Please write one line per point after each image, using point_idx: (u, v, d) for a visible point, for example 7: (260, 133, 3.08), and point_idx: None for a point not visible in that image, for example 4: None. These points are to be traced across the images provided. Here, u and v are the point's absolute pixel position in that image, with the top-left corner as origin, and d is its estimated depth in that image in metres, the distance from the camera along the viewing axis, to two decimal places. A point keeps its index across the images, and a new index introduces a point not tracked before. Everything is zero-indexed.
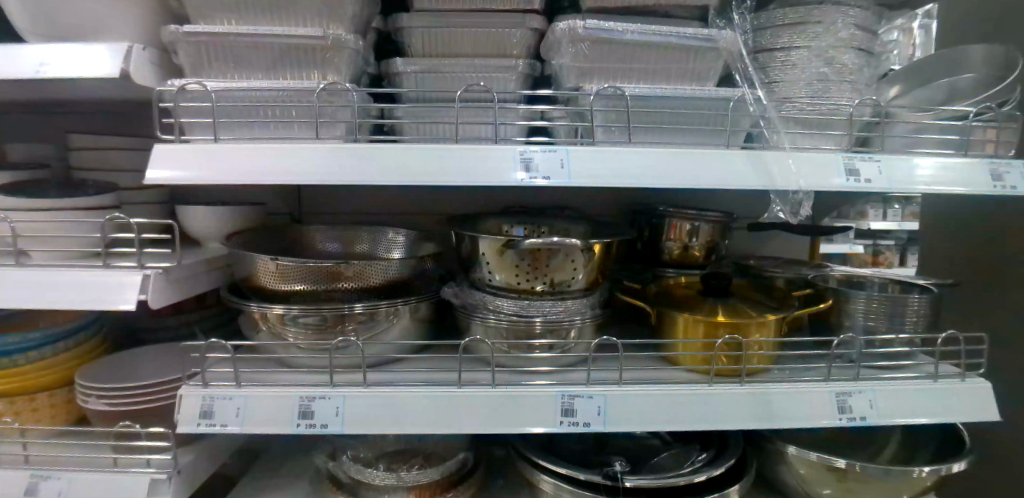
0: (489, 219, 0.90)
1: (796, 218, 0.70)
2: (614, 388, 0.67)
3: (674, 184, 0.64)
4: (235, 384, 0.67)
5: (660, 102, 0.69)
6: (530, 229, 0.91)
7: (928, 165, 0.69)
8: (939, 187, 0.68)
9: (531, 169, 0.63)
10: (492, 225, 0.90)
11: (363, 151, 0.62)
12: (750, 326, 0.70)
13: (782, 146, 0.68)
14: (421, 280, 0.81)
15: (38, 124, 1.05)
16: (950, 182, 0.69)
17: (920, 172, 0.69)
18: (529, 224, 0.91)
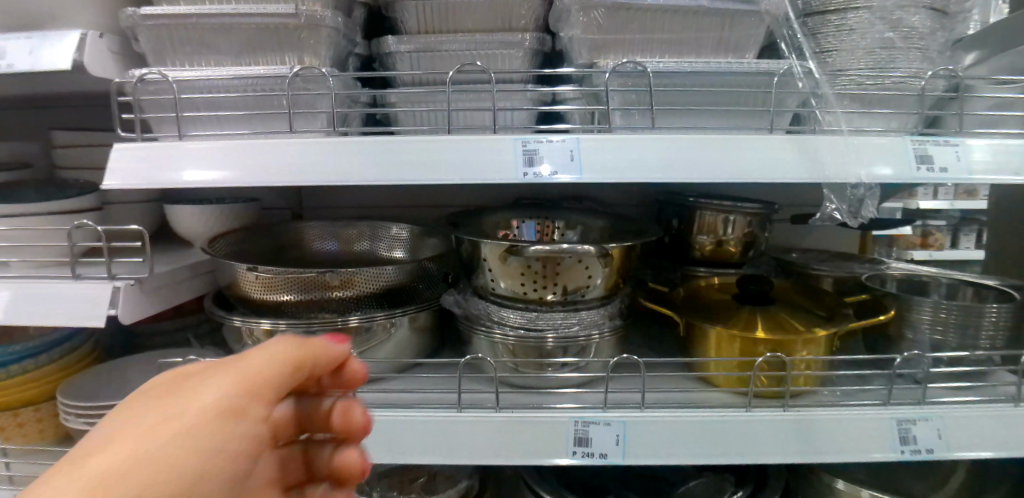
0: (495, 214, 0.81)
1: (856, 220, 0.58)
2: (635, 414, 0.59)
3: (704, 179, 0.54)
4: None
5: (690, 79, 0.58)
6: (543, 225, 0.81)
7: (981, 147, 0.57)
8: (992, 178, 0.56)
9: (535, 163, 0.53)
10: (500, 219, 0.81)
11: (342, 147, 0.54)
12: (796, 342, 0.60)
13: (838, 128, 0.57)
14: (424, 286, 0.73)
15: (34, 120, 1.01)
16: (1008, 170, 0.56)
17: (972, 155, 0.57)
18: (542, 219, 0.81)
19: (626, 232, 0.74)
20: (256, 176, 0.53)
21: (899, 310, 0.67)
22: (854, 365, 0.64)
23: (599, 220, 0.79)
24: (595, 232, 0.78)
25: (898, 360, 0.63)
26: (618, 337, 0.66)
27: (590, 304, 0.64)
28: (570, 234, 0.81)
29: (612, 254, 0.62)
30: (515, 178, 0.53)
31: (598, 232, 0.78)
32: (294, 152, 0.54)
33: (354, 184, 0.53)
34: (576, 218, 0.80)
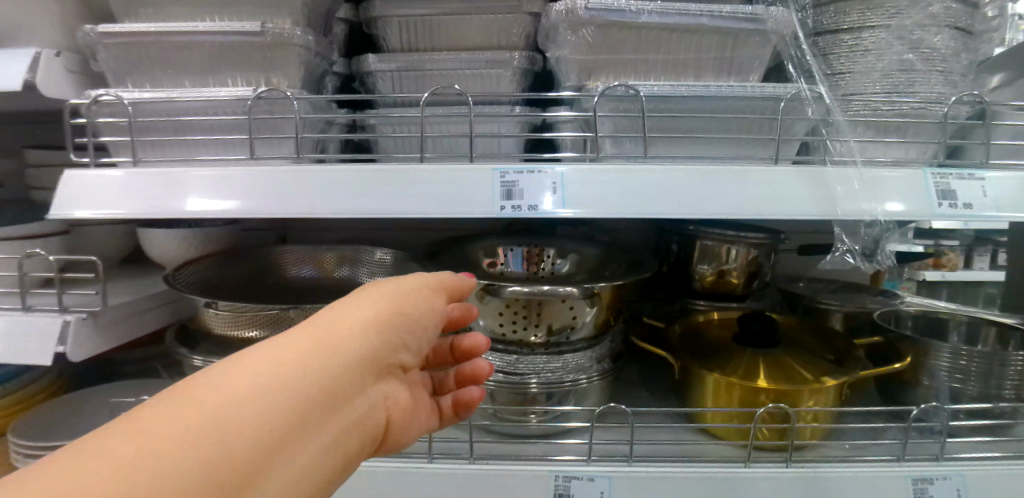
0: (482, 243, 0.74)
1: (870, 265, 0.54)
2: (622, 467, 0.53)
3: (700, 214, 0.49)
4: None
5: (688, 104, 0.53)
6: (536, 255, 0.75)
7: (1002, 178, 0.51)
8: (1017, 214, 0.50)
9: (514, 197, 0.49)
10: (490, 248, 0.74)
11: (307, 176, 0.49)
12: (803, 391, 0.54)
13: (853, 159, 0.51)
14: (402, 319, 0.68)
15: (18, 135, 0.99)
16: None
17: (994, 186, 0.51)
18: (536, 248, 0.75)
19: (621, 263, 0.68)
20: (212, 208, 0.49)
21: (916, 354, 0.61)
22: (859, 414, 0.59)
23: (593, 248, 0.73)
24: (589, 262, 0.72)
25: (916, 412, 0.57)
26: (605, 379, 0.61)
27: (575, 347, 0.59)
28: (563, 265, 0.74)
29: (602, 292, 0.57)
30: (491, 212, 0.48)
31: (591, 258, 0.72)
32: (251, 182, 0.49)
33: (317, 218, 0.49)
34: (570, 246, 0.74)
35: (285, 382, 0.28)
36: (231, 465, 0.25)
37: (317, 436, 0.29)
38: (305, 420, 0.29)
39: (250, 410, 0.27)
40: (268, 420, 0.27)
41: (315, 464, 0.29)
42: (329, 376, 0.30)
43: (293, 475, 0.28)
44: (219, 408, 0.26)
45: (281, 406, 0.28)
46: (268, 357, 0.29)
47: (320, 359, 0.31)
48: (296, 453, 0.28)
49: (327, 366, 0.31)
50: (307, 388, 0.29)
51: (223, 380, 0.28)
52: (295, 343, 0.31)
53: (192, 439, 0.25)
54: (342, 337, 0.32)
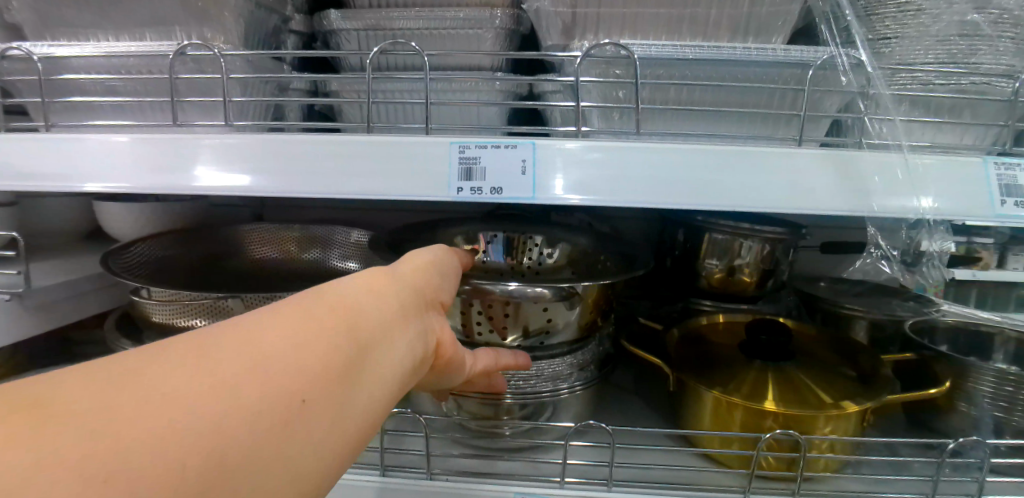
0: (459, 229, 0.65)
1: (901, 276, 0.45)
2: (599, 492, 0.46)
3: (699, 205, 0.40)
4: None
5: (694, 70, 0.44)
6: (519, 246, 0.66)
7: None
8: None
9: (475, 177, 0.41)
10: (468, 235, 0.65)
11: (232, 146, 0.43)
12: (818, 417, 0.46)
13: (895, 142, 0.42)
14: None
15: None
16: None
17: None
18: (521, 238, 0.67)
19: (613, 257, 0.60)
20: (132, 180, 0.43)
21: (955, 375, 0.52)
22: (886, 445, 0.50)
23: (581, 237, 0.65)
24: (580, 254, 0.64)
25: (953, 444, 0.48)
26: (587, 390, 0.53)
27: (553, 353, 0.51)
28: (551, 256, 0.66)
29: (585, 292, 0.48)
30: (446, 193, 0.40)
31: (576, 248, 0.64)
32: (169, 148, 0.44)
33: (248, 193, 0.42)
34: (558, 236, 0.65)
35: (344, 311, 0.28)
36: (308, 377, 0.24)
37: (378, 361, 0.28)
38: (366, 343, 0.28)
39: (313, 329, 0.26)
40: (335, 337, 0.26)
41: (379, 391, 0.28)
42: (381, 310, 0.30)
43: (360, 402, 0.27)
44: (279, 329, 0.25)
45: (337, 330, 0.27)
46: (324, 292, 0.29)
47: (367, 296, 0.30)
48: (361, 383, 0.27)
49: (373, 303, 0.30)
50: (358, 317, 0.28)
51: (297, 302, 0.27)
52: (359, 287, 0.30)
53: (260, 354, 0.23)
54: (378, 282, 0.32)
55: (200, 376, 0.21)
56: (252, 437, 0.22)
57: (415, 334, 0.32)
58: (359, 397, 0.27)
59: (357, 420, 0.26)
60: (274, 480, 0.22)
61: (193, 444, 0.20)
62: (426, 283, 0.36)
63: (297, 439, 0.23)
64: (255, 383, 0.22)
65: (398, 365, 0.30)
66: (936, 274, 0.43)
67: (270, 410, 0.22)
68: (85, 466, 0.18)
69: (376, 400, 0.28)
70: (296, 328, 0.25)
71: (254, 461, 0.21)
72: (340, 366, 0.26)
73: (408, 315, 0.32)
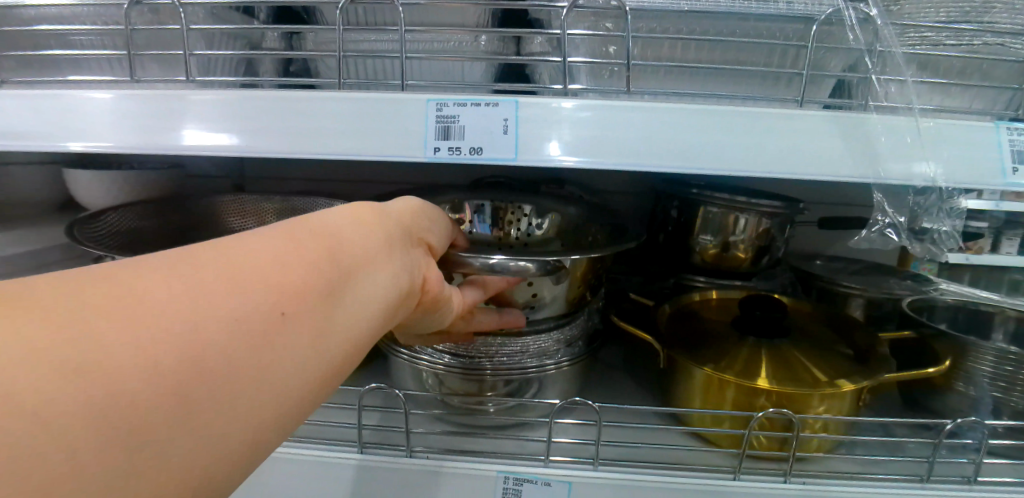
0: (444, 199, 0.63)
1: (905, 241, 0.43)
2: (584, 470, 0.44)
3: (691, 168, 0.38)
4: None
5: (690, 24, 0.41)
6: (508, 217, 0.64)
7: None
8: None
9: (452, 137, 0.38)
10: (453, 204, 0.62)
11: (192, 102, 0.40)
12: (812, 396, 0.44)
13: (902, 104, 0.39)
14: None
15: None
16: None
17: None
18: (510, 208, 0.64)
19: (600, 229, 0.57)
20: (87, 139, 0.40)
21: (954, 354, 0.50)
22: (881, 425, 0.49)
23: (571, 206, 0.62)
24: (570, 228, 0.61)
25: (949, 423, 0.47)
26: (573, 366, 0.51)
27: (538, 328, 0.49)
28: (538, 229, 0.63)
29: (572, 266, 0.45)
30: (423, 154, 0.38)
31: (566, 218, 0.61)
32: (126, 103, 0.41)
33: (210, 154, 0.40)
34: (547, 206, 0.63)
35: (328, 238, 0.27)
36: (288, 296, 0.23)
37: (364, 289, 0.27)
38: (350, 270, 0.26)
39: (294, 252, 0.24)
40: (317, 260, 0.25)
41: (364, 319, 0.27)
42: (367, 239, 0.29)
43: (343, 326, 0.25)
44: (257, 250, 0.23)
45: (324, 254, 0.25)
46: (307, 220, 0.27)
47: (353, 226, 0.29)
48: (345, 309, 0.25)
49: (364, 233, 0.29)
50: (345, 245, 0.27)
51: (280, 227, 0.26)
52: (345, 217, 0.29)
53: (235, 272, 0.22)
54: (368, 215, 0.30)
55: (170, 287, 0.20)
56: (228, 350, 0.20)
57: (405, 267, 0.30)
58: (345, 323, 0.25)
59: (340, 346, 0.25)
60: (251, 395, 0.21)
61: (163, 345, 0.19)
62: (418, 223, 0.34)
63: (276, 357, 0.22)
64: (232, 297, 0.21)
65: (391, 296, 0.29)
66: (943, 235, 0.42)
67: (252, 325, 0.21)
68: (55, 364, 0.17)
69: (363, 330, 0.27)
70: (278, 248, 0.24)
71: (232, 369, 0.20)
72: (322, 288, 0.24)
73: (398, 250, 0.30)
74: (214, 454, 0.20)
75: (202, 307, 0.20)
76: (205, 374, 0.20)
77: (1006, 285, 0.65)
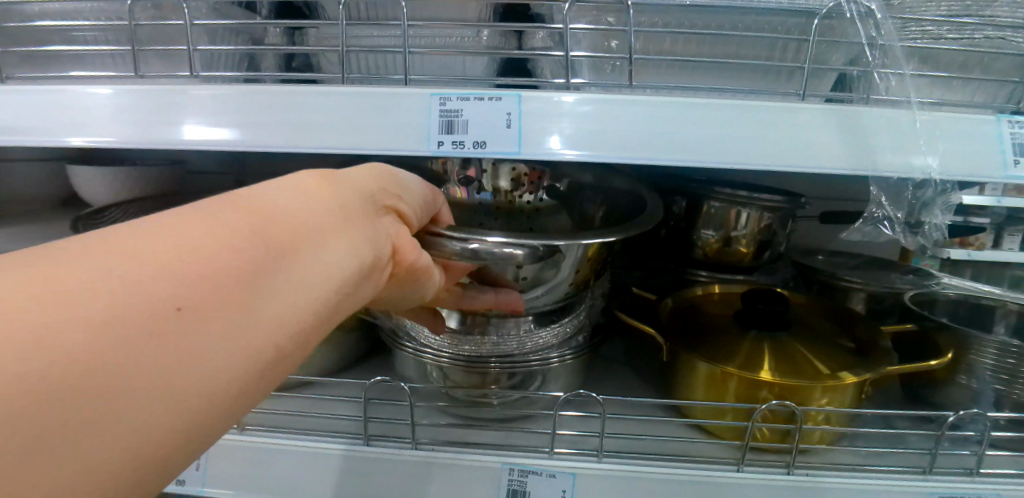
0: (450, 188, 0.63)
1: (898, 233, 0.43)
2: (587, 463, 0.45)
3: (693, 161, 0.38)
4: None
5: (692, 18, 0.41)
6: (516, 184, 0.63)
7: None
8: None
9: (455, 132, 0.38)
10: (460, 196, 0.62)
11: (192, 97, 0.41)
12: (814, 388, 0.45)
13: (903, 97, 0.39)
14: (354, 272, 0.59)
15: None
16: None
17: None
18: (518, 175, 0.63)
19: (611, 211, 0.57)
20: (92, 134, 0.41)
21: (955, 347, 0.50)
22: (882, 418, 0.49)
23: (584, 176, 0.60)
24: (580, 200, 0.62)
25: (952, 416, 0.47)
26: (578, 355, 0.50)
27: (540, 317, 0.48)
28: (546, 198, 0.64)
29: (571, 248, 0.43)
30: (427, 147, 0.38)
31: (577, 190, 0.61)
32: (132, 99, 0.41)
33: (212, 149, 0.40)
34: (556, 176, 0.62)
35: (257, 217, 0.24)
36: (198, 285, 0.21)
37: (299, 270, 0.25)
38: (279, 251, 0.24)
39: (211, 234, 0.22)
40: (239, 243, 0.23)
41: (302, 302, 0.25)
42: (306, 216, 0.26)
43: (274, 313, 0.23)
44: (169, 234, 0.21)
45: (276, 227, 0.25)
46: (239, 197, 0.25)
47: (289, 201, 0.27)
48: (273, 294, 0.23)
49: (319, 203, 0.28)
50: (277, 223, 0.25)
51: (204, 207, 0.24)
52: (281, 193, 0.27)
53: (134, 260, 0.20)
54: (323, 184, 0.29)
55: (56, 281, 0.18)
56: (134, 346, 0.19)
57: (356, 242, 0.28)
58: (289, 299, 0.24)
59: (270, 335, 0.23)
60: (159, 397, 0.19)
61: (38, 349, 0.17)
62: (381, 191, 0.33)
63: (187, 353, 0.20)
64: (126, 290, 0.19)
65: (358, 263, 0.28)
66: (936, 225, 0.42)
67: (175, 311, 0.20)
68: None
69: (314, 305, 0.25)
70: (195, 230, 0.22)
71: (128, 372, 0.19)
72: (243, 274, 0.22)
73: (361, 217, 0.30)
74: (129, 455, 0.19)
75: (86, 303, 0.18)
76: (105, 374, 0.18)
77: (1006, 280, 0.65)
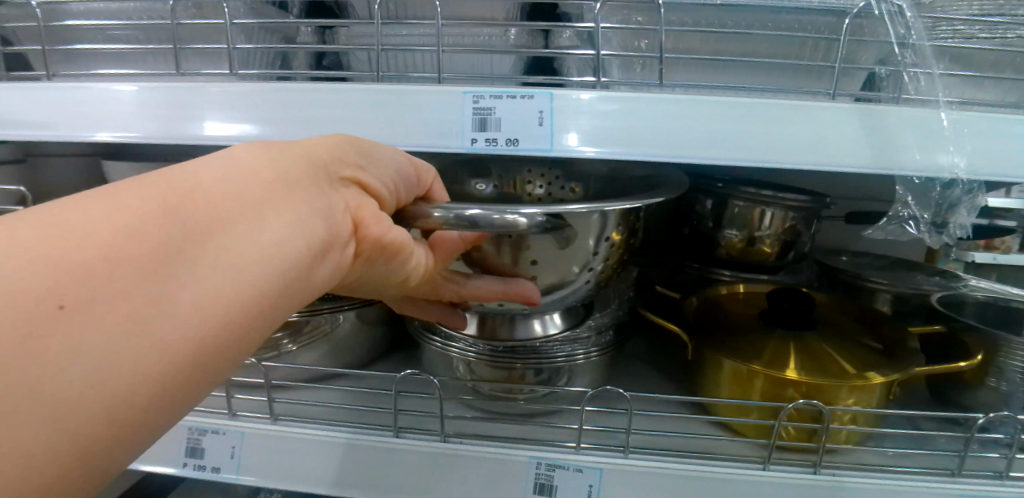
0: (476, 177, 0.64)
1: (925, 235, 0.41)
2: (613, 459, 0.45)
3: (724, 158, 0.38)
4: None
5: (723, 16, 0.41)
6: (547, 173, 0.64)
7: None
8: None
9: (488, 129, 0.39)
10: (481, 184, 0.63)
11: (207, 93, 0.42)
12: (841, 387, 0.45)
13: (936, 95, 0.39)
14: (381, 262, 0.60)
15: None
16: None
17: None
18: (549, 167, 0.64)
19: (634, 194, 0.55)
20: (135, 129, 0.42)
21: (985, 349, 0.50)
22: (910, 419, 0.49)
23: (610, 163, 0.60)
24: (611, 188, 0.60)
25: (982, 418, 0.47)
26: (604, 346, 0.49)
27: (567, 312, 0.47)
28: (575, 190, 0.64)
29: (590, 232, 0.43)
30: (462, 143, 0.39)
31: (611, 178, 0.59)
32: (173, 96, 0.42)
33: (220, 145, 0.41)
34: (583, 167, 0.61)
35: (177, 196, 0.22)
36: (87, 278, 0.19)
37: (224, 252, 0.23)
38: (197, 234, 0.22)
39: (118, 219, 0.21)
40: (145, 229, 0.21)
41: (229, 288, 0.23)
42: (239, 191, 0.24)
43: (188, 303, 0.21)
44: (70, 221, 0.20)
45: (197, 205, 0.23)
46: (168, 173, 0.23)
47: (223, 176, 0.24)
48: (188, 282, 0.21)
49: (259, 175, 0.25)
50: (199, 202, 0.23)
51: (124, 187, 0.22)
52: (216, 165, 0.24)
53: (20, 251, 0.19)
54: (258, 155, 0.26)
55: None
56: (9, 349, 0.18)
57: (304, 219, 0.26)
58: (211, 286, 0.22)
59: (186, 329, 0.21)
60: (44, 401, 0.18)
61: None
62: (339, 159, 0.30)
63: (71, 353, 0.19)
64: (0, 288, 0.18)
65: (299, 243, 0.25)
66: (962, 224, 0.40)
67: (56, 308, 0.18)
68: None
69: (244, 290, 0.23)
70: (97, 216, 0.20)
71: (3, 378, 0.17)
72: (148, 262, 0.20)
73: (300, 192, 0.26)
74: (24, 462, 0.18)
75: None
76: None
77: None
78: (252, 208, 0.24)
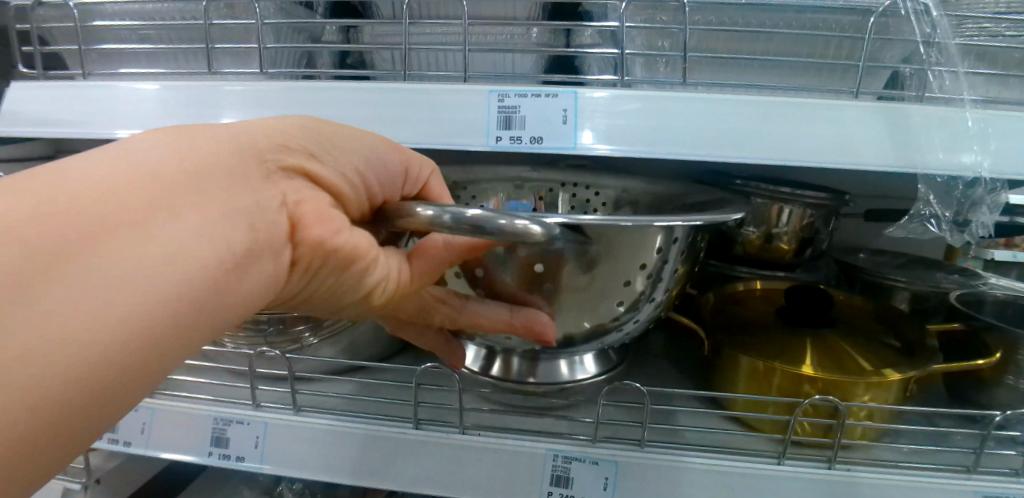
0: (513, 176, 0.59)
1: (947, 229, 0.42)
2: (630, 452, 0.46)
3: (746, 157, 0.38)
4: (173, 393, 0.53)
5: (747, 16, 0.41)
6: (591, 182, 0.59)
7: None
8: None
9: (512, 127, 0.40)
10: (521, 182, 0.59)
11: (224, 92, 0.43)
12: (857, 384, 0.45)
13: (960, 95, 0.39)
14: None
15: None
16: None
17: None
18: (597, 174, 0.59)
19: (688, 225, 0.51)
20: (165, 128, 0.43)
21: (1004, 348, 0.50)
22: (926, 417, 0.49)
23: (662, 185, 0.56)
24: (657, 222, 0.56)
25: (999, 416, 0.47)
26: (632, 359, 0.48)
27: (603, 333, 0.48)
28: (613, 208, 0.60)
29: (633, 256, 0.43)
30: (489, 140, 0.40)
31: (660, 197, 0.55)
32: (204, 95, 0.43)
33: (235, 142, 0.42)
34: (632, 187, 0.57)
35: (59, 194, 0.20)
36: None
37: (114, 255, 0.20)
38: (73, 236, 0.19)
39: None
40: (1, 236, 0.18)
41: (120, 295, 0.20)
42: (137, 186, 0.21)
43: (58, 319, 0.18)
44: None
45: (81, 204, 0.20)
46: (61, 168, 0.21)
47: (121, 170, 0.21)
48: (56, 296, 0.18)
49: (171, 168, 0.22)
50: (82, 199, 0.20)
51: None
52: (112, 158, 0.22)
53: None
54: (171, 146, 0.23)
55: None
56: None
57: (223, 220, 0.23)
58: (90, 297, 0.19)
59: (49, 348, 0.18)
60: None
61: None
62: (281, 149, 0.27)
63: None
64: None
65: (218, 246, 0.22)
66: (982, 223, 0.41)
67: None
68: None
69: (136, 301, 0.20)
70: None
71: None
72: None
73: (224, 186, 0.23)
74: None
75: None
76: None
77: None
78: (154, 204, 0.21)
